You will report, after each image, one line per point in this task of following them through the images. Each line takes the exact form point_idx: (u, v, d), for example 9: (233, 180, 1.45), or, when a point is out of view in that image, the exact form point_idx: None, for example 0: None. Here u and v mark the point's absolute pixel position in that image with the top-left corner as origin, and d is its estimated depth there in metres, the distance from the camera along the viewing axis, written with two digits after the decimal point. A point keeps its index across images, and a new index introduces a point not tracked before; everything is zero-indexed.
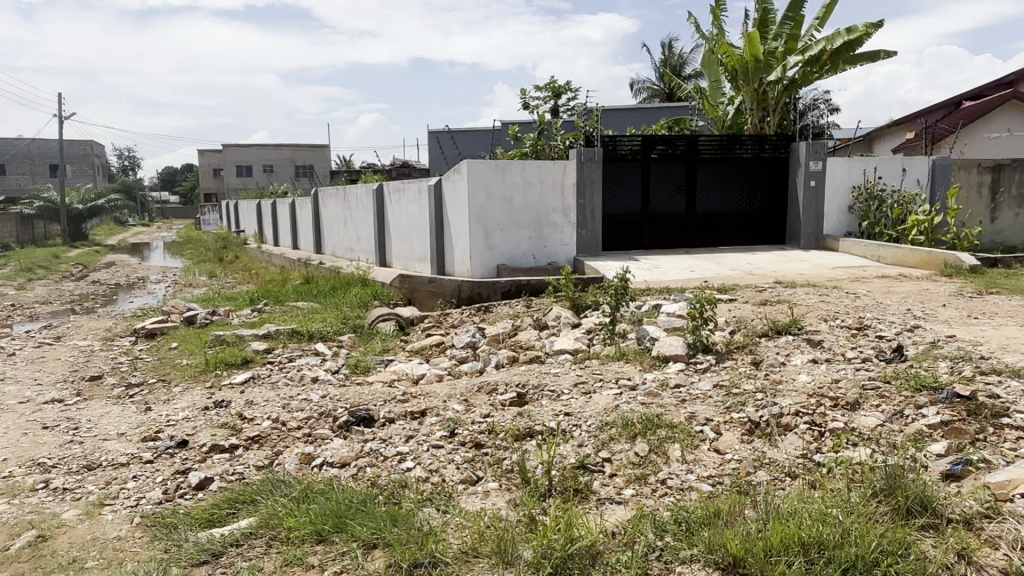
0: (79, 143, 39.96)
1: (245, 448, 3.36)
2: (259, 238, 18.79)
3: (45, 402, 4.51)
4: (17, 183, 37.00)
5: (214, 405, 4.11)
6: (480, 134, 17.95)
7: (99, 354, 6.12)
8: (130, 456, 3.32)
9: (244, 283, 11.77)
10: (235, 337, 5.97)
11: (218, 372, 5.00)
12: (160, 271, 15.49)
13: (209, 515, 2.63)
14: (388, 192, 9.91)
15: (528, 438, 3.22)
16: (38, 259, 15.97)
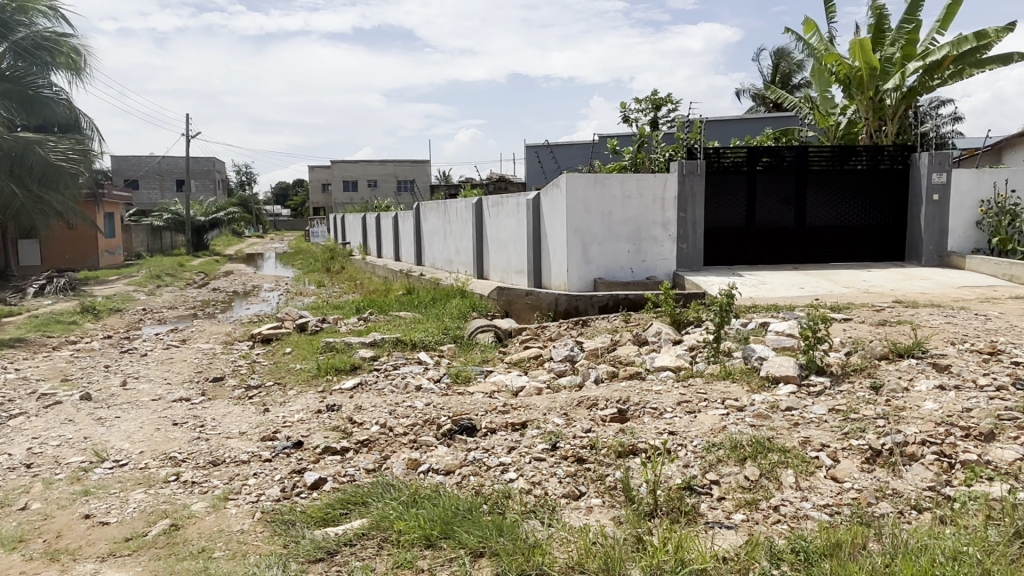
0: (203, 160, 43.12)
1: (356, 451, 3.49)
2: (363, 249, 19.54)
3: (174, 400, 4.87)
4: (149, 198, 40.32)
5: (326, 409, 4.30)
6: (579, 147, 17.99)
7: (221, 356, 6.54)
8: (251, 454, 3.52)
9: (350, 293, 12.27)
10: (344, 344, 6.24)
11: (329, 378, 5.24)
12: (274, 280, 16.40)
13: (324, 514, 2.74)
14: (487, 206, 10.07)
15: (631, 455, 3.16)
16: (166, 267, 17.31)
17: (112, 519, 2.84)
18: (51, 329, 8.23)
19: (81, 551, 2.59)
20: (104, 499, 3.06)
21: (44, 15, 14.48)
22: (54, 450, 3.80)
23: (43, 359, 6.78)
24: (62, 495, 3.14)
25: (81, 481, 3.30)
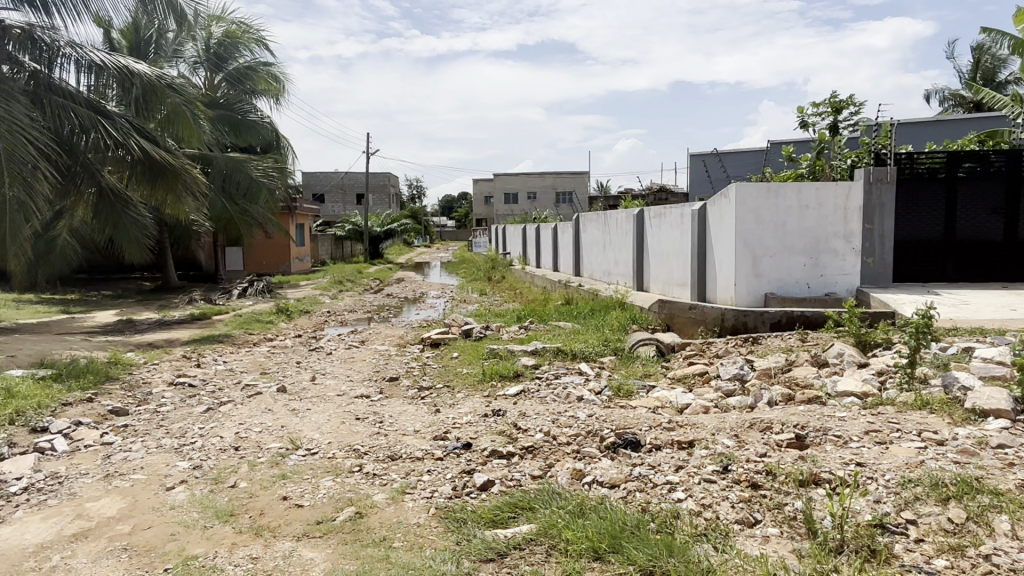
0: (379, 176, 46.48)
1: (521, 456, 3.56)
2: (522, 259, 19.98)
3: (356, 396, 5.26)
4: (333, 210, 44.12)
5: (492, 413, 4.43)
6: (749, 154, 17.24)
7: (395, 358, 6.98)
8: (424, 451, 3.71)
9: (511, 302, 12.61)
10: (508, 351, 6.40)
11: (494, 383, 5.40)
12: (441, 288, 17.22)
13: (494, 515, 2.82)
14: (649, 216, 9.89)
15: (814, 485, 2.94)
16: (347, 274, 18.81)
17: (305, 502, 3.11)
18: (252, 327, 9.23)
19: (281, 529, 2.86)
20: (299, 483, 3.38)
21: (248, 48, 16.32)
22: (257, 435, 4.25)
23: (246, 353, 7.63)
24: (264, 476, 3.50)
25: (279, 465, 3.66)
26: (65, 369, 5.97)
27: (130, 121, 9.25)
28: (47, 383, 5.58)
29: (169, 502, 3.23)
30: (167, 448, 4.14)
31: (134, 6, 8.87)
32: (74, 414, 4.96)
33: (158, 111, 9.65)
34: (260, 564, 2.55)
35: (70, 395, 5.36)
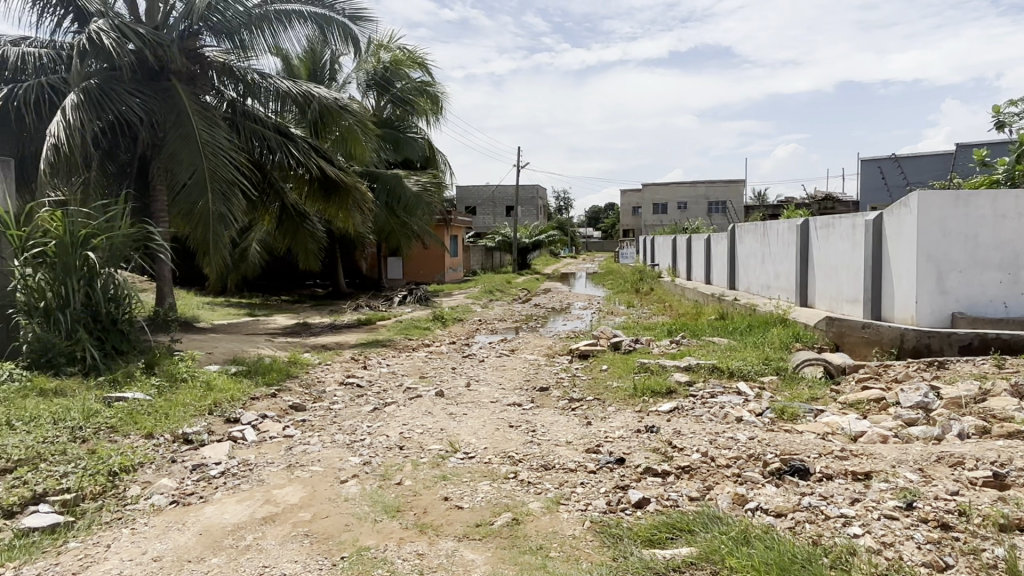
0: (529, 188, 47.46)
1: (677, 476, 3.47)
2: (671, 271, 19.49)
3: (509, 404, 5.39)
4: (484, 222, 45.60)
5: (645, 429, 4.36)
6: (934, 157, 15.69)
7: (545, 368, 7.07)
8: (577, 463, 3.73)
9: (660, 315, 12.35)
10: (660, 366, 6.27)
11: (645, 399, 5.30)
12: (587, 299, 17.21)
13: (651, 534, 2.77)
14: (815, 228, 9.31)
15: (1018, 532, 2.61)
16: (497, 283, 19.35)
17: (465, 504, 3.24)
18: (411, 333, 9.77)
19: (443, 528, 3.00)
20: (458, 485, 3.52)
21: (415, 68, 17.34)
22: (419, 436, 4.48)
23: (406, 358, 8.09)
24: (427, 476, 3.68)
25: (440, 466, 3.83)
26: (253, 367, 6.66)
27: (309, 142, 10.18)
28: (239, 378, 6.26)
29: (343, 494, 3.49)
30: (340, 443, 4.48)
31: (314, 36, 9.74)
32: (260, 407, 5.52)
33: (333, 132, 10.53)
34: (426, 560, 2.68)
35: (257, 390, 5.97)
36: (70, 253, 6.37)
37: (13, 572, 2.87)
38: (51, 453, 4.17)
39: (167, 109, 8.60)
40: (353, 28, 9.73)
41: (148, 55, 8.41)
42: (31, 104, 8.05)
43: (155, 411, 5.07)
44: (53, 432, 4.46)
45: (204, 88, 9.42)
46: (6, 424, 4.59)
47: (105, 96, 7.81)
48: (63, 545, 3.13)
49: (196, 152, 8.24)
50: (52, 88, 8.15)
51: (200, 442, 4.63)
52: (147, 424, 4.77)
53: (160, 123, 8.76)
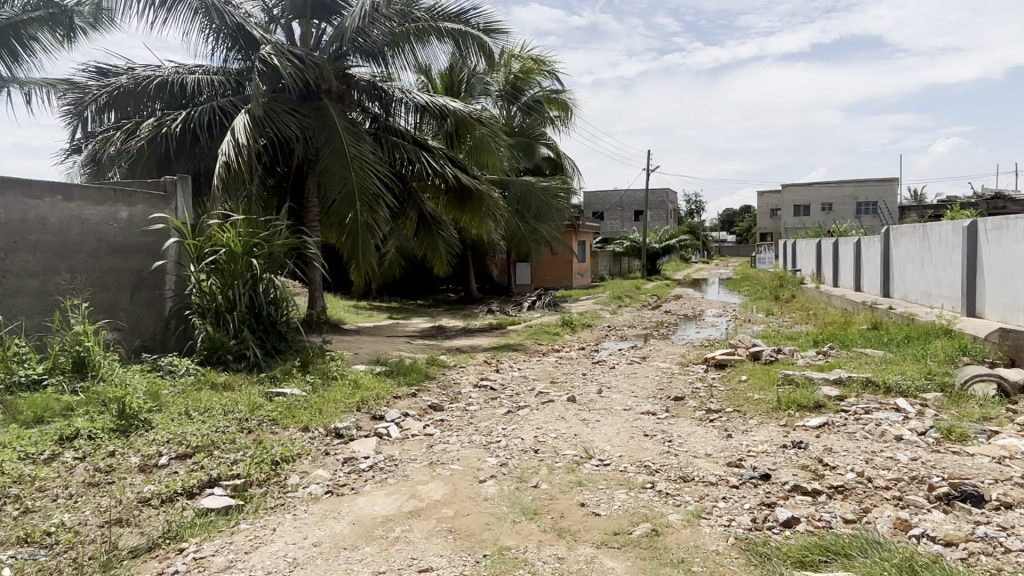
0: (658, 191, 46.58)
1: (829, 496, 3.27)
2: (816, 277, 18.37)
3: (643, 412, 5.31)
4: (612, 227, 45.28)
5: (792, 445, 4.15)
6: None
7: (679, 377, 6.90)
8: (718, 477, 3.62)
9: (803, 324, 11.68)
10: (806, 379, 5.93)
11: (791, 413, 5.04)
12: (722, 306, 16.60)
13: (802, 555, 2.63)
14: (985, 230, 8.46)
15: None
16: (627, 289, 19.12)
17: (602, 512, 3.23)
18: (541, 338, 9.88)
19: (581, 534, 3.01)
20: (595, 491, 3.52)
21: (545, 76, 17.59)
22: (554, 440, 4.53)
23: (537, 362, 8.19)
24: (563, 481, 3.71)
25: (576, 472, 3.85)
26: (394, 367, 7.02)
27: (446, 153, 10.60)
28: (382, 378, 6.62)
29: (482, 494, 3.60)
30: (477, 444, 4.62)
31: (450, 50, 10.13)
32: (402, 406, 5.80)
33: (467, 142, 10.90)
34: (566, 564, 2.71)
35: (399, 390, 6.29)
36: (238, 260, 7.01)
37: (196, 547, 3.23)
38: (222, 442, 4.63)
39: (320, 126, 9.29)
40: (487, 42, 10.04)
41: (305, 77, 9.14)
42: (207, 125, 8.99)
43: (310, 406, 5.48)
44: (224, 422, 4.96)
45: (352, 105, 10.07)
46: (185, 413, 5.15)
47: (267, 116, 8.57)
48: (236, 525, 3.46)
49: (345, 165, 8.83)
50: (223, 112, 9.09)
51: (349, 437, 4.94)
52: (303, 418, 5.17)
53: (314, 139, 9.49)
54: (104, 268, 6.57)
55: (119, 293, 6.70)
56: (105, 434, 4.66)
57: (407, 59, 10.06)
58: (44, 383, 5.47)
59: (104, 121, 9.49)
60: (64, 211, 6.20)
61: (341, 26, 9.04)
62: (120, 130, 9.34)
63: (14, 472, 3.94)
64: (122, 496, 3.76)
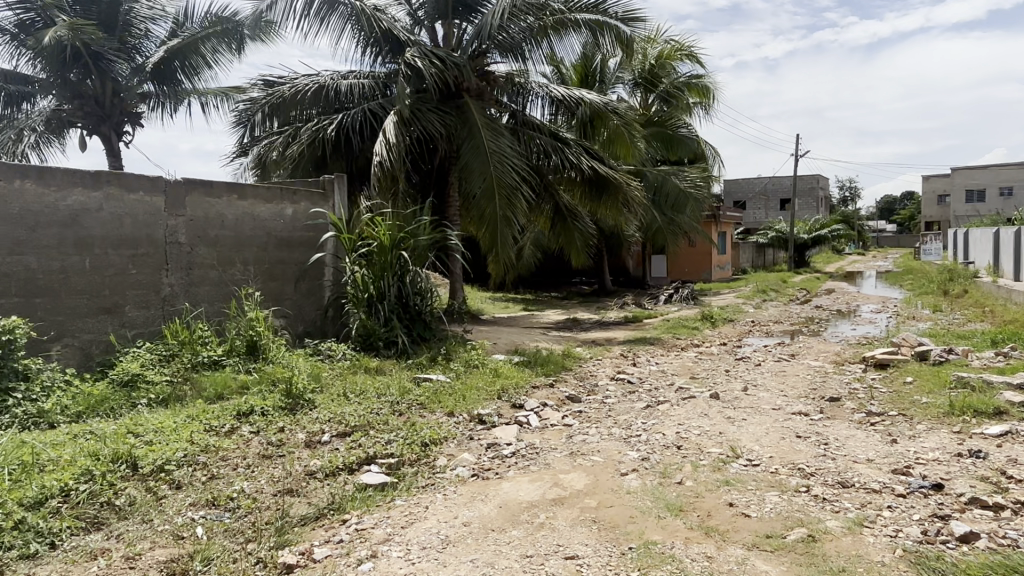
0: (807, 178, 43.85)
1: (1014, 512, 2.96)
2: (993, 269, 16.49)
3: (794, 413, 5.05)
4: (756, 217, 43.23)
5: (968, 453, 3.79)
6: None
7: (833, 376, 6.49)
8: (882, 484, 3.38)
9: (978, 321, 10.56)
10: (983, 382, 5.37)
11: (966, 419, 4.59)
12: (880, 301, 15.36)
13: (982, 573, 2.41)
14: None
15: None
16: (772, 283, 18.17)
17: (753, 513, 3.13)
18: (679, 332, 9.65)
19: (730, 534, 2.94)
20: (744, 492, 3.41)
21: (683, 62, 17.10)
22: (697, 437, 4.42)
23: (676, 357, 8.01)
24: (708, 479, 3.62)
25: (722, 471, 3.74)
26: (532, 358, 7.15)
27: (582, 144, 10.58)
28: (521, 367, 6.77)
29: (625, 486, 3.59)
30: (617, 436, 4.61)
31: (586, 39, 10.06)
32: (541, 395, 5.91)
33: (604, 132, 10.83)
34: (715, 564, 2.66)
35: (538, 379, 6.41)
36: (387, 252, 7.42)
37: (357, 519, 3.49)
38: (377, 422, 4.95)
39: (462, 123, 9.61)
40: (625, 29, 9.86)
41: (447, 76, 9.50)
42: (358, 127, 9.59)
43: (454, 392, 5.72)
44: (378, 404, 5.30)
45: (491, 101, 10.31)
46: (343, 395, 5.56)
47: (412, 115, 9.00)
48: (391, 501, 3.70)
49: (484, 160, 9.09)
50: (373, 113, 9.64)
51: (491, 423, 5.10)
52: (449, 403, 5.41)
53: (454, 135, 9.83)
54: (272, 260, 7.21)
55: (285, 283, 7.35)
56: (275, 411, 5.12)
57: (544, 52, 10.13)
58: (223, 363, 6.08)
59: (269, 127, 10.34)
60: (238, 208, 6.84)
61: (480, 24, 9.27)
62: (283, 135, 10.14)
63: (202, 441, 4.43)
64: (291, 468, 4.14)
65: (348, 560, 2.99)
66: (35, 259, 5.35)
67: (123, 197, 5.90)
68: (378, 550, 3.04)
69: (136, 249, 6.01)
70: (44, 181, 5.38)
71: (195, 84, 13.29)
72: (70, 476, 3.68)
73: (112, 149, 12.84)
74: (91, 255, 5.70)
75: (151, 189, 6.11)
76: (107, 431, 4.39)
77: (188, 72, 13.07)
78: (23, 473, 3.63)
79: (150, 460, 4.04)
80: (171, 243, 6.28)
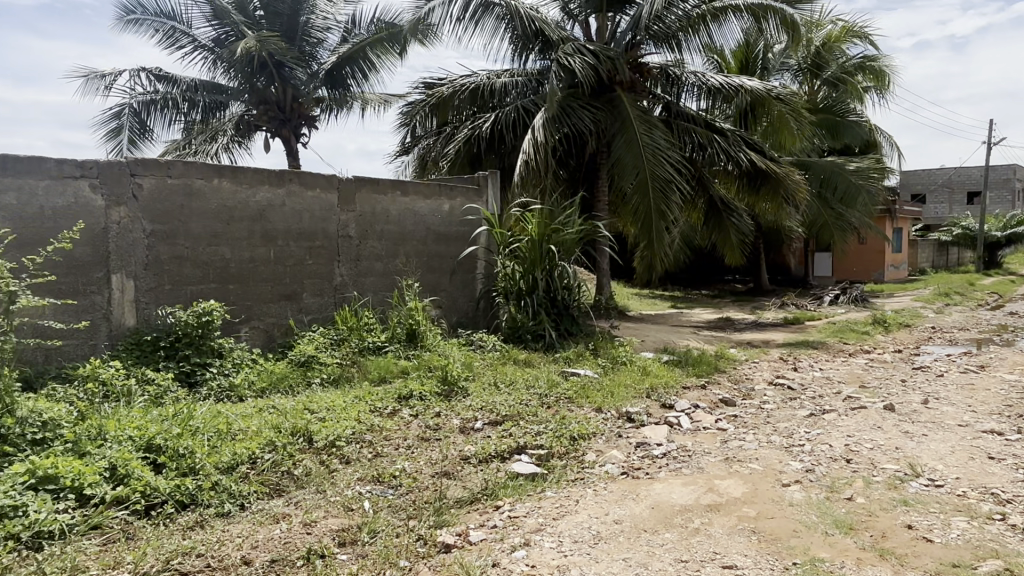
0: (1002, 168, 39.01)
1: None
2: None
3: (985, 431, 4.52)
4: (937, 211, 39.15)
5: None
6: None
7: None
8: None
9: None
10: None
11: None
12: None
13: None
14: None
15: None
16: (955, 285, 16.38)
17: (935, 538, 2.86)
18: (846, 337, 8.97)
19: (909, 559, 2.70)
20: (925, 514, 3.12)
21: (855, 44, 15.82)
22: (869, 451, 4.10)
23: (842, 363, 7.45)
24: (883, 497, 3.34)
25: (899, 489, 3.44)
26: (683, 358, 6.97)
27: (741, 134, 10.13)
28: (671, 367, 6.61)
29: (788, 498, 3.40)
30: (777, 445, 4.38)
31: (748, 25, 9.56)
32: (692, 396, 5.75)
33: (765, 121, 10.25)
34: None
35: (689, 380, 6.23)
36: (537, 247, 7.54)
37: (510, 506, 3.59)
38: (526, 413, 5.05)
39: (613, 117, 9.54)
40: (792, 11, 9.27)
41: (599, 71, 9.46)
42: (512, 125, 9.83)
43: (602, 388, 5.70)
44: (527, 396, 5.41)
45: (644, 94, 10.14)
46: (494, 384, 5.73)
47: (563, 112, 9.08)
48: (542, 492, 3.76)
49: (635, 154, 8.96)
50: (526, 110, 9.84)
51: (640, 422, 5.02)
52: (597, 398, 5.40)
53: (605, 131, 9.79)
54: (430, 253, 7.56)
55: (441, 275, 7.69)
56: (432, 396, 5.38)
57: (702, 41, 9.78)
58: (385, 349, 6.48)
59: (428, 127, 10.84)
60: (401, 204, 7.23)
61: (636, 15, 9.13)
62: (441, 134, 10.59)
63: (367, 421, 4.76)
64: (447, 452, 4.33)
65: (503, 546, 3.08)
66: (230, 250, 5.99)
67: (302, 194, 6.44)
68: (530, 539, 3.10)
69: (312, 242, 6.55)
70: (237, 179, 5.99)
71: (363, 87, 14.22)
72: (257, 446, 4.09)
73: (290, 150, 14.07)
74: (275, 246, 6.28)
75: (325, 186, 6.61)
76: (287, 406, 4.83)
77: (356, 76, 14.02)
78: (219, 440, 4.08)
79: (324, 436, 4.39)
80: (342, 236, 6.78)
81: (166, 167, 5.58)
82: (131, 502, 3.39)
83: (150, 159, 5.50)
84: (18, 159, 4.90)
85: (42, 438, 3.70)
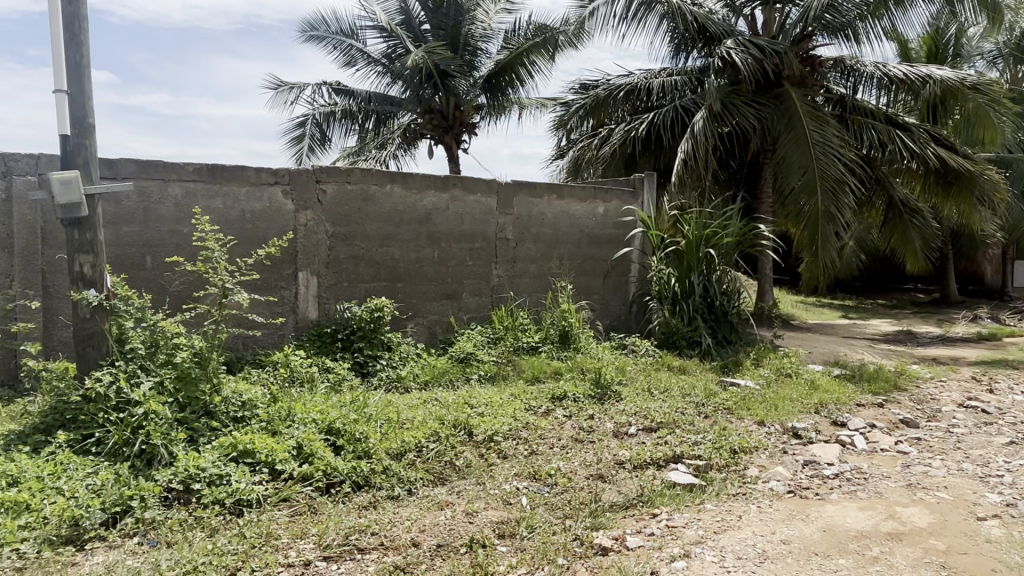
0: None
1: None
2: None
3: None
4: None
5: None
6: None
7: None
8: None
9: None
10: None
11: None
12: None
13: None
14: None
15: None
16: None
17: None
18: None
19: None
20: None
21: None
22: None
23: None
24: None
25: None
26: (857, 373, 6.48)
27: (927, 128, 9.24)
28: (842, 382, 6.18)
29: (984, 533, 3.08)
30: (970, 474, 3.96)
31: (939, 9, 8.67)
32: (868, 415, 5.33)
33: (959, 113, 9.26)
34: None
35: (863, 397, 5.78)
36: (695, 250, 7.36)
37: (668, 515, 3.54)
38: (683, 422, 4.95)
39: (779, 114, 9.07)
40: None
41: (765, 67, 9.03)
42: (670, 124, 9.71)
43: (765, 401, 5.44)
44: (684, 404, 5.31)
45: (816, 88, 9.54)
46: (648, 390, 5.68)
47: (725, 110, 8.78)
48: (701, 504, 3.67)
49: (805, 153, 8.45)
50: (685, 109, 9.62)
51: (808, 439, 4.74)
52: (759, 411, 5.18)
53: (770, 129, 9.36)
54: (584, 256, 7.61)
55: (595, 278, 7.72)
56: (586, 399, 5.42)
57: (882, 28, 9.02)
58: (540, 349, 6.62)
59: (585, 129, 10.89)
60: (557, 207, 7.35)
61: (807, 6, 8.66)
62: (597, 135, 10.60)
63: (524, 419, 4.90)
64: (602, 455, 4.36)
65: (662, 554, 3.05)
66: (399, 251, 6.40)
67: (465, 198, 6.75)
68: (691, 551, 3.06)
69: (473, 244, 6.83)
70: (408, 185, 6.40)
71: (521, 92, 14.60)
72: (423, 436, 4.36)
73: (452, 155, 14.73)
74: (439, 247, 6.63)
75: (486, 190, 6.87)
76: (449, 400, 5.09)
77: (515, 82, 14.42)
78: (390, 428, 4.37)
79: (483, 430, 4.58)
80: (501, 238, 7.02)
81: (347, 174, 6.06)
82: (315, 479, 3.74)
83: (333, 167, 6.01)
84: (225, 168, 5.55)
85: (242, 416, 4.18)
